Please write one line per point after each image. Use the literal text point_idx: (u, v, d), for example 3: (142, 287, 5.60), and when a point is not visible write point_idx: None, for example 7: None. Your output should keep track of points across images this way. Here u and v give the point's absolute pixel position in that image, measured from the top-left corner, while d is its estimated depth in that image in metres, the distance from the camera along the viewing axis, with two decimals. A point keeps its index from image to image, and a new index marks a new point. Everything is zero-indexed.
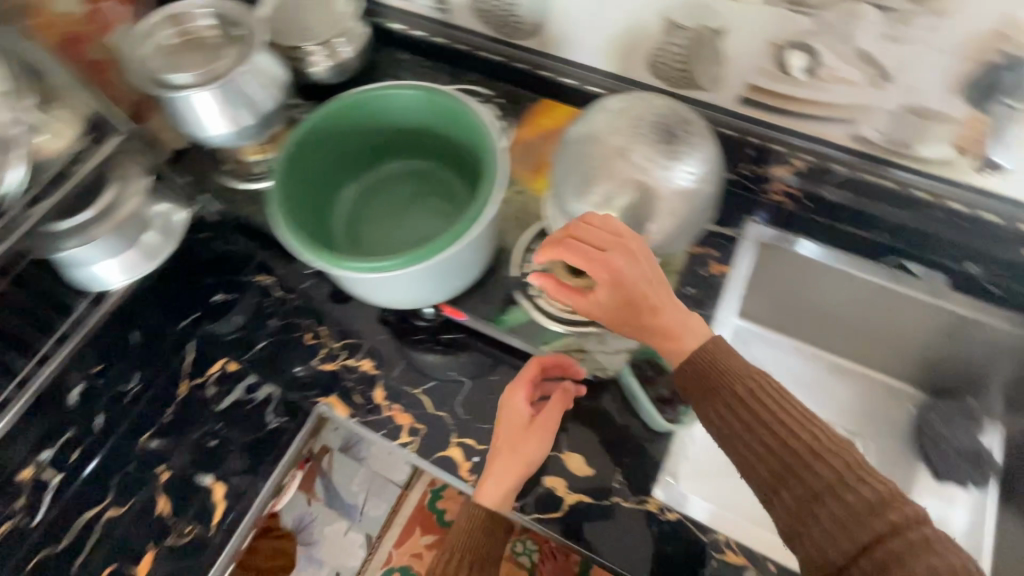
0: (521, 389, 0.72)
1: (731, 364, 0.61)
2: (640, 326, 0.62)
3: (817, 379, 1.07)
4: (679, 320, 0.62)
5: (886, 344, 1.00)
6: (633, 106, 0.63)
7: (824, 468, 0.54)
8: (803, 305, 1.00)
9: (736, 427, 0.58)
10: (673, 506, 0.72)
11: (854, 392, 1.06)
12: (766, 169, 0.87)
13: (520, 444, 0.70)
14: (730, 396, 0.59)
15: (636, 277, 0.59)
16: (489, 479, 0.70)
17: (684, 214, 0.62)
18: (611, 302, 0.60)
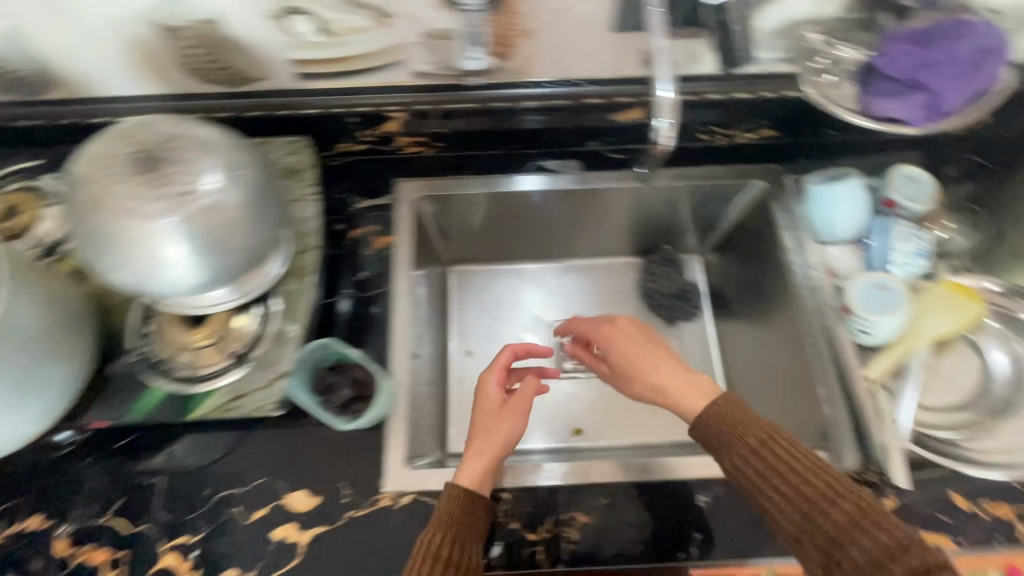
0: (493, 373, 0.76)
1: (742, 417, 0.61)
2: (662, 394, 0.68)
3: (551, 281, 1.18)
4: (685, 388, 0.67)
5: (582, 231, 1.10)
6: (115, 140, 0.59)
7: (846, 516, 0.52)
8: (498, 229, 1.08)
9: (748, 482, 0.57)
10: (406, 490, 0.73)
11: (585, 280, 1.18)
12: (381, 129, 0.86)
13: (496, 426, 0.71)
14: (742, 447, 0.58)
15: (629, 346, 0.72)
16: (472, 461, 0.68)
17: (226, 223, 0.58)
18: (625, 360, 0.72)
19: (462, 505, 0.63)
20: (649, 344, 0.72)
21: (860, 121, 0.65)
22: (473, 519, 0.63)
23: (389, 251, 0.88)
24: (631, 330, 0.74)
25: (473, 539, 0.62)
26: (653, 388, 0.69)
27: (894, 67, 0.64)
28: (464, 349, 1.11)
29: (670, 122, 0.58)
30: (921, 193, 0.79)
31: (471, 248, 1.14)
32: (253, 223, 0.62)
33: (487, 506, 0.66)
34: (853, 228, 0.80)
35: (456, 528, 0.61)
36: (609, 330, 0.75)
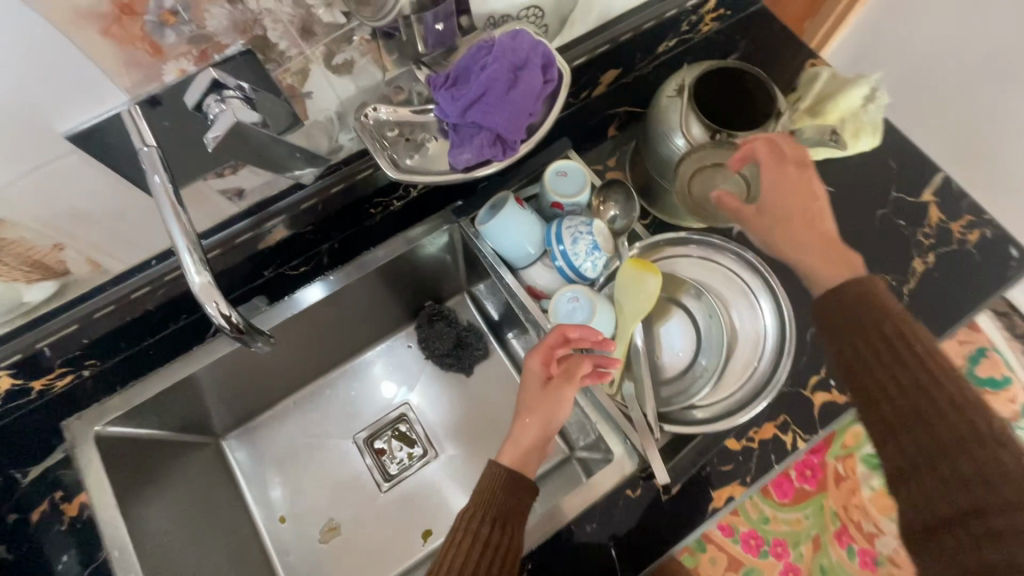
0: (538, 354, 0.71)
1: (881, 306, 0.61)
2: (798, 242, 0.69)
3: (337, 394, 1.08)
4: (823, 257, 0.67)
5: (332, 337, 1.02)
6: None
7: (956, 421, 0.53)
8: (246, 385, 0.98)
9: (865, 366, 0.60)
10: None
11: (371, 373, 1.09)
12: None
13: (540, 406, 0.70)
14: (884, 332, 0.59)
15: (786, 190, 0.70)
16: (521, 436, 0.69)
17: None
18: (770, 220, 0.70)
19: (505, 487, 0.65)
20: (806, 190, 0.70)
21: (445, 177, 0.61)
22: (513, 500, 0.64)
23: (88, 511, 0.73)
24: (799, 180, 0.70)
25: (515, 521, 0.63)
26: (787, 243, 0.69)
27: (448, 115, 0.60)
28: (274, 517, 0.99)
29: (219, 304, 0.50)
30: (574, 185, 0.79)
31: (229, 413, 1.00)
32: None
33: (530, 491, 0.67)
34: (535, 245, 0.78)
35: (499, 509, 0.63)
36: (764, 157, 0.70)
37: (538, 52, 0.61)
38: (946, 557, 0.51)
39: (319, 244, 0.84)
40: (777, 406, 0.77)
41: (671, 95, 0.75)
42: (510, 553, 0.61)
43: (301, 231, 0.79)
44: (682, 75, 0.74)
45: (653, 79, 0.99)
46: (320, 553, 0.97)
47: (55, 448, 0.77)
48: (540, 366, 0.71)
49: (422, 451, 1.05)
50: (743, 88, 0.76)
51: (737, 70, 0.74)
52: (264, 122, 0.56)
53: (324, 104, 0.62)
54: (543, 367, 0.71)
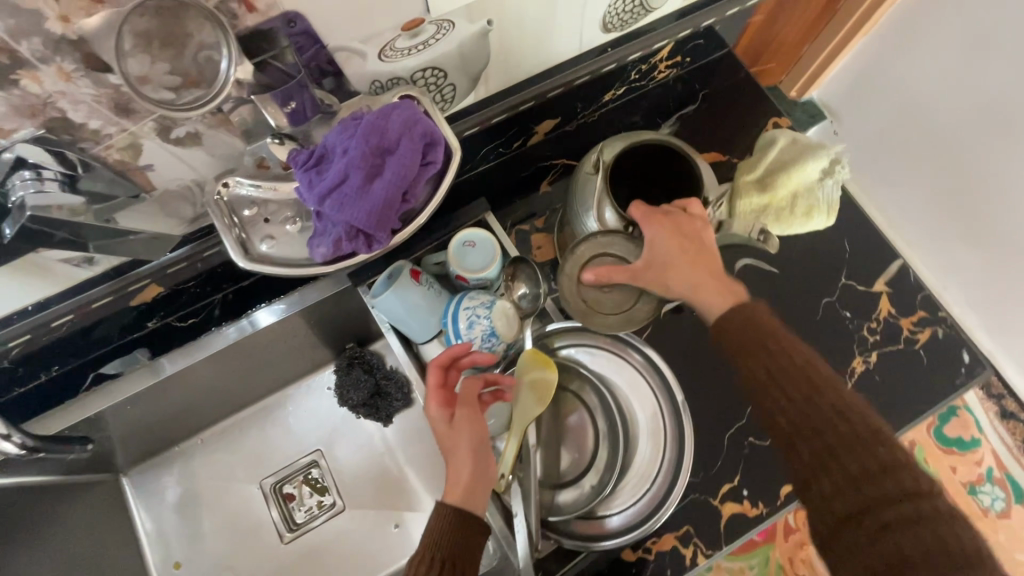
0: (431, 399, 0.65)
1: (763, 321, 0.59)
2: (688, 285, 0.62)
3: (250, 435, 1.03)
4: (712, 283, 0.63)
5: (241, 381, 0.96)
6: None
7: (841, 428, 0.53)
8: (146, 429, 0.93)
9: (760, 386, 0.57)
10: None
11: (286, 416, 1.04)
12: None
13: (461, 438, 0.62)
14: (773, 348, 0.57)
15: (672, 244, 0.62)
16: (457, 475, 0.60)
17: None
18: (658, 272, 0.63)
19: (453, 527, 0.56)
20: (694, 238, 0.63)
21: (301, 268, 0.55)
22: (463, 540, 0.56)
23: None
24: (686, 224, 0.63)
25: (469, 564, 0.55)
26: (675, 283, 0.63)
27: (306, 199, 0.53)
28: (170, 561, 0.96)
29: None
30: (481, 259, 0.72)
31: (130, 452, 0.96)
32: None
33: (481, 528, 0.58)
34: (433, 321, 0.72)
35: (447, 553, 0.54)
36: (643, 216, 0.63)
37: (414, 133, 0.54)
38: (853, 556, 0.51)
39: (210, 296, 0.78)
40: (681, 515, 0.71)
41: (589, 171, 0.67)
42: None
43: (184, 286, 0.73)
44: (607, 149, 0.67)
45: (598, 128, 0.90)
46: None
47: None
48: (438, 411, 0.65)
49: (332, 501, 1.01)
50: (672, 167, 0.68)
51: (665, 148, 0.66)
52: (96, 216, 0.52)
53: (172, 175, 0.55)
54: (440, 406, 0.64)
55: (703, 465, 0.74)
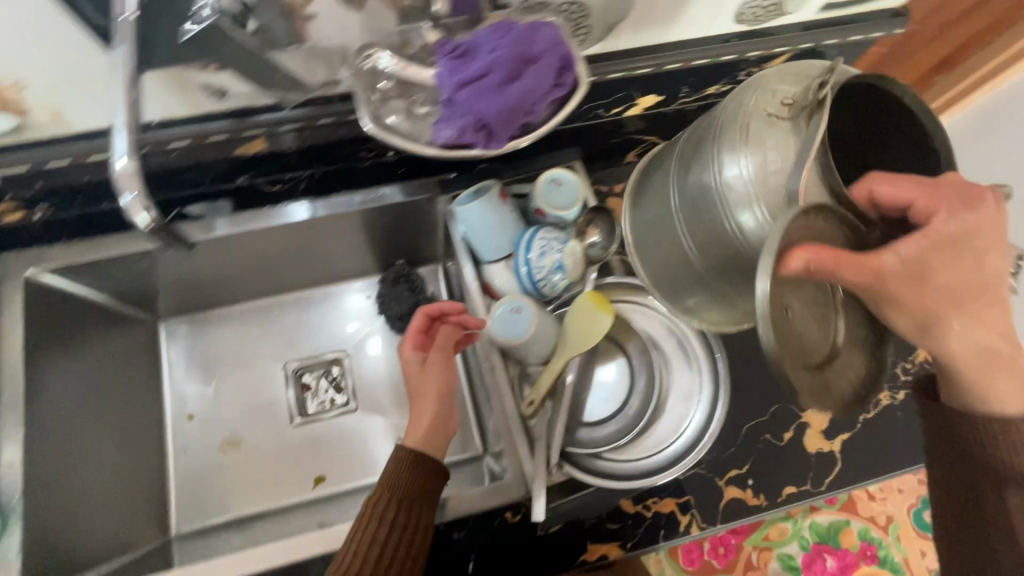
0: (410, 341, 0.77)
1: None
2: (966, 324, 0.52)
3: (287, 317, 1.08)
4: (993, 335, 0.54)
5: (296, 263, 1.01)
6: None
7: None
8: (199, 281, 0.98)
9: (964, 437, 0.59)
10: None
11: (324, 309, 1.10)
12: None
13: (427, 382, 0.75)
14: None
15: (963, 258, 0.49)
16: (420, 417, 0.72)
17: None
18: (931, 272, 0.49)
19: (409, 469, 0.66)
20: (983, 249, 0.50)
21: (422, 150, 0.56)
22: (420, 481, 0.66)
23: None
24: (987, 224, 0.50)
25: (423, 502, 0.65)
26: (957, 323, 0.52)
27: (443, 86, 0.57)
28: (183, 413, 1.00)
29: (133, 196, 0.51)
30: (566, 197, 0.75)
31: (176, 301, 1.01)
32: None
33: (439, 471, 0.68)
34: (506, 244, 0.76)
35: (400, 489, 0.64)
36: (924, 200, 0.49)
37: (555, 52, 0.57)
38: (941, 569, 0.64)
39: (299, 170, 0.82)
40: (685, 484, 0.74)
41: (783, 105, 0.51)
42: (416, 535, 0.63)
43: (282, 152, 0.77)
44: (808, 89, 0.49)
45: (692, 117, 0.93)
46: (212, 464, 0.98)
47: None
48: (414, 353, 0.77)
49: (344, 401, 1.04)
50: (876, 137, 0.58)
51: (886, 97, 0.54)
52: (255, 47, 0.57)
53: (329, 32, 0.59)
54: (415, 354, 0.77)
55: (716, 446, 0.77)
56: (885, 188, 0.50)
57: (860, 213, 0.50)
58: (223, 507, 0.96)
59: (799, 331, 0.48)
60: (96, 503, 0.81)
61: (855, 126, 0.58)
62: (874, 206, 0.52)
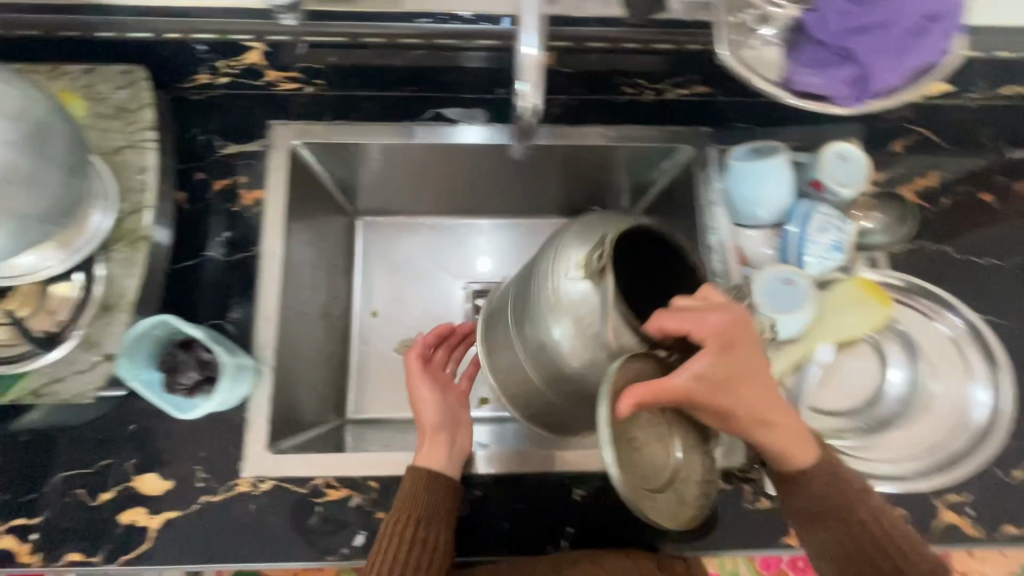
0: (417, 376, 0.76)
1: (849, 479, 0.59)
2: (767, 419, 0.55)
3: (472, 234, 1.09)
4: (795, 430, 0.58)
5: (502, 182, 1.01)
6: None
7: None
8: (411, 177, 1.00)
9: (830, 510, 0.58)
10: (266, 476, 0.69)
11: (507, 237, 1.09)
12: (240, 60, 0.71)
13: (429, 404, 0.73)
14: (885, 515, 0.58)
15: (733, 389, 0.52)
16: (436, 433, 0.70)
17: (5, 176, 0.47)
18: (716, 394, 0.51)
19: (426, 485, 0.65)
20: (757, 361, 0.53)
21: (786, 98, 0.55)
22: (441, 497, 0.64)
23: (259, 209, 0.76)
24: (735, 364, 0.51)
25: (444, 515, 0.64)
26: (756, 430, 0.56)
27: (826, 24, 0.54)
28: (368, 308, 1.03)
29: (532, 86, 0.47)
30: (852, 176, 0.71)
31: (380, 198, 1.03)
32: (57, 158, 0.50)
33: (455, 488, 0.67)
34: (775, 214, 0.72)
35: (421, 513, 0.63)
36: (701, 333, 0.49)
37: (955, 18, 0.53)
38: None
39: (558, 93, 0.81)
40: None
41: (575, 272, 0.53)
42: (437, 552, 0.62)
43: (559, 70, 0.76)
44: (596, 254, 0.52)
45: (977, 116, 0.84)
46: (388, 363, 1.01)
47: (253, 138, 0.78)
48: (417, 367, 0.77)
49: None
50: (675, 284, 0.57)
51: (666, 241, 0.56)
52: None
53: None
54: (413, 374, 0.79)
55: None
56: (669, 322, 0.49)
57: (661, 359, 0.51)
58: (392, 405, 0.99)
59: (652, 458, 0.52)
60: (304, 373, 0.85)
61: (633, 270, 0.58)
62: (662, 337, 0.50)
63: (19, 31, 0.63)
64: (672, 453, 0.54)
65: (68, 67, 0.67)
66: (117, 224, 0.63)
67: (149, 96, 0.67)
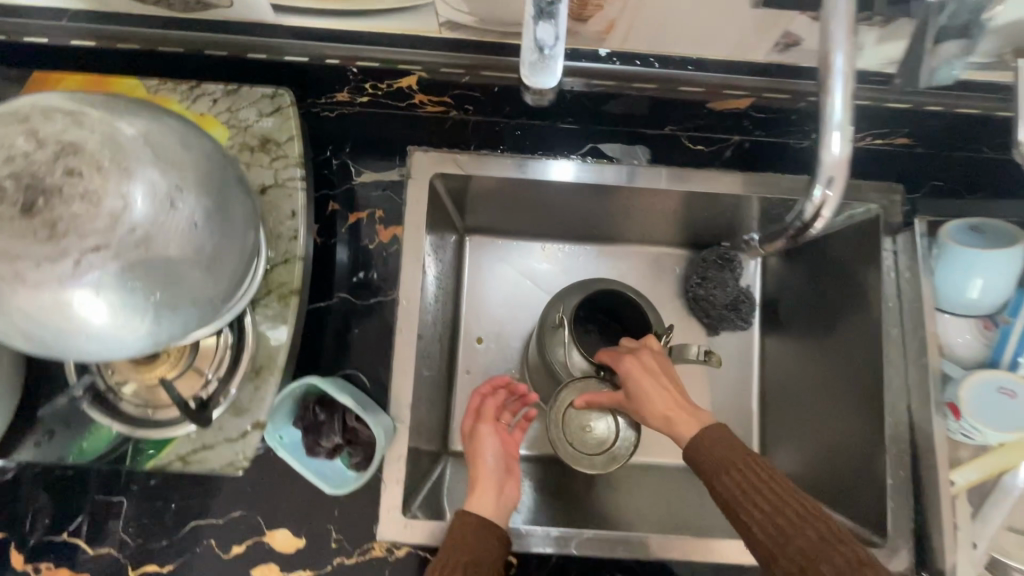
0: (485, 420, 0.77)
1: (731, 445, 0.65)
2: (665, 413, 0.72)
3: (585, 266, 0.96)
4: (688, 416, 0.71)
5: (635, 215, 0.86)
6: (21, 119, 0.36)
7: (810, 530, 0.56)
8: (527, 203, 0.85)
9: (722, 477, 0.62)
10: (402, 542, 0.65)
11: (624, 270, 0.95)
12: (393, 84, 0.63)
13: (483, 459, 0.74)
14: (761, 472, 0.61)
15: (652, 390, 0.73)
16: (485, 496, 0.70)
17: (199, 256, 0.41)
18: (637, 401, 0.74)
19: (473, 528, 0.64)
20: (666, 375, 0.75)
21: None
22: (481, 543, 0.63)
23: (397, 247, 0.71)
24: (645, 365, 0.75)
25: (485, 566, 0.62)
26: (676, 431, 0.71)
27: None
28: (472, 334, 0.94)
29: (833, 189, 0.42)
30: None
31: (489, 216, 0.90)
32: (235, 226, 0.44)
33: (502, 538, 0.65)
34: (990, 305, 0.63)
35: (468, 556, 0.62)
36: (614, 359, 0.77)
37: None
38: None
39: (734, 134, 0.71)
40: None
41: (557, 322, 0.79)
42: None
43: (749, 115, 0.65)
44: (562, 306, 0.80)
45: None
46: None
47: (392, 165, 0.73)
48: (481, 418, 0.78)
49: None
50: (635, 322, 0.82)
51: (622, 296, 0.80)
52: None
53: None
54: (472, 422, 0.79)
55: None
56: (604, 357, 0.78)
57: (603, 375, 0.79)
58: None
59: (597, 434, 0.78)
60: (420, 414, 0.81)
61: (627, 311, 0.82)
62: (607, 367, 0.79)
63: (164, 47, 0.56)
64: (618, 432, 0.78)
65: (209, 85, 0.59)
66: (266, 275, 0.57)
67: (295, 126, 0.59)
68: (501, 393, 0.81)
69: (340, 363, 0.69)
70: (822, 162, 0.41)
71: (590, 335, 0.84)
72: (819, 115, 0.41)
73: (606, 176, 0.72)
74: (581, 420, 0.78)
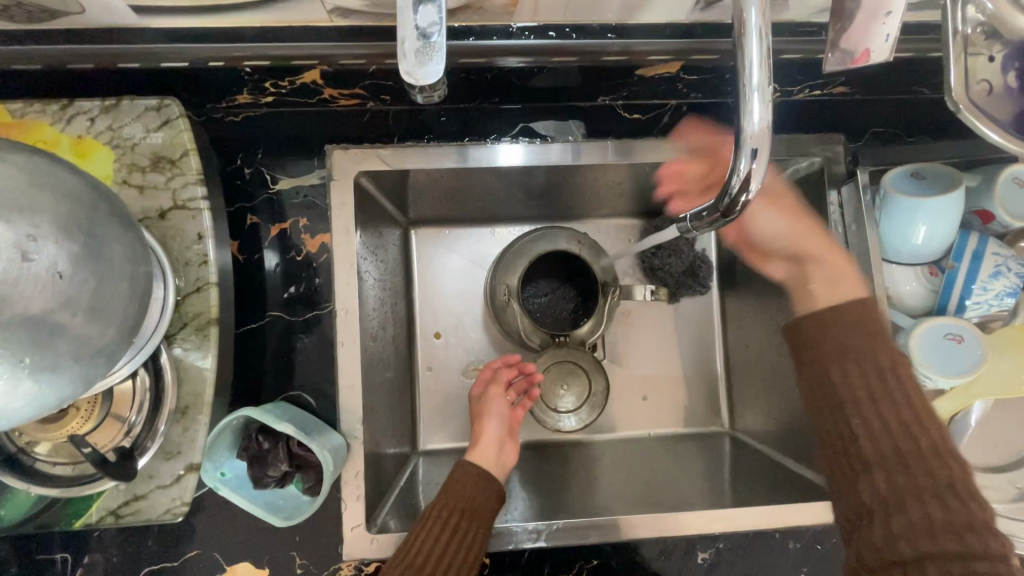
0: (496, 386, 0.77)
1: (876, 336, 0.54)
2: (806, 258, 0.60)
3: None
4: (833, 270, 0.58)
5: (581, 191, 0.83)
6: None
7: (932, 477, 0.48)
8: (469, 193, 0.81)
9: (829, 373, 0.54)
10: (370, 559, 0.63)
11: None
12: (295, 80, 0.57)
13: (490, 424, 0.74)
14: (868, 358, 0.53)
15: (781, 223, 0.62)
16: (490, 447, 0.73)
17: (72, 307, 0.36)
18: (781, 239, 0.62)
19: (474, 482, 0.68)
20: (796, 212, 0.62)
21: (986, 133, 0.43)
22: (481, 497, 0.67)
23: (327, 254, 0.67)
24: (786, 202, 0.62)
25: (484, 517, 0.66)
26: (823, 291, 0.58)
27: None
28: (429, 331, 0.90)
29: (756, 163, 0.39)
30: None
31: (431, 208, 0.85)
32: (116, 268, 0.39)
33: (499, 495, 0.68)
34: (936, 250, 0.62)
35: (466, 503, 0.66)
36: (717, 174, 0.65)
37: None
38: None
39: (670, 99, 0.69)
40: None
41: (504, 298, 0.77)
42: (473, 545, 0.63)
43: (680, 78, 0.62)
44: (507, 275, 0.77)
45: None
46: (458, 400, 0.90)
47: (312, 167, 0.67)
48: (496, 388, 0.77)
49: None
50: (588, 284, 0.79)
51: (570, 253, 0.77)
52: None
53: None
54: (482, 389, 0.78)
55: None
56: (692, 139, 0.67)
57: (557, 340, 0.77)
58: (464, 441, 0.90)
59: (571, 399, 0.77)
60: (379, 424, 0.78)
61: (572, 269, 0.80)
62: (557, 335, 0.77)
63: (19, 65, 0.49)
64: (586, 392, 0.77)
65: (83, 102, 0.53)
66: (177, 307, 0.53)
67: (189, 138, 0.54)
68: (515, 371, 0.79)
69: (283, 384, 0.66)
70: (742, 134, 0.38)
71: (557, 300, 0.81)
72: (735, 73, 0.38)
73: (536, 155, 0.68)
74: (550, 387, 0.77)
